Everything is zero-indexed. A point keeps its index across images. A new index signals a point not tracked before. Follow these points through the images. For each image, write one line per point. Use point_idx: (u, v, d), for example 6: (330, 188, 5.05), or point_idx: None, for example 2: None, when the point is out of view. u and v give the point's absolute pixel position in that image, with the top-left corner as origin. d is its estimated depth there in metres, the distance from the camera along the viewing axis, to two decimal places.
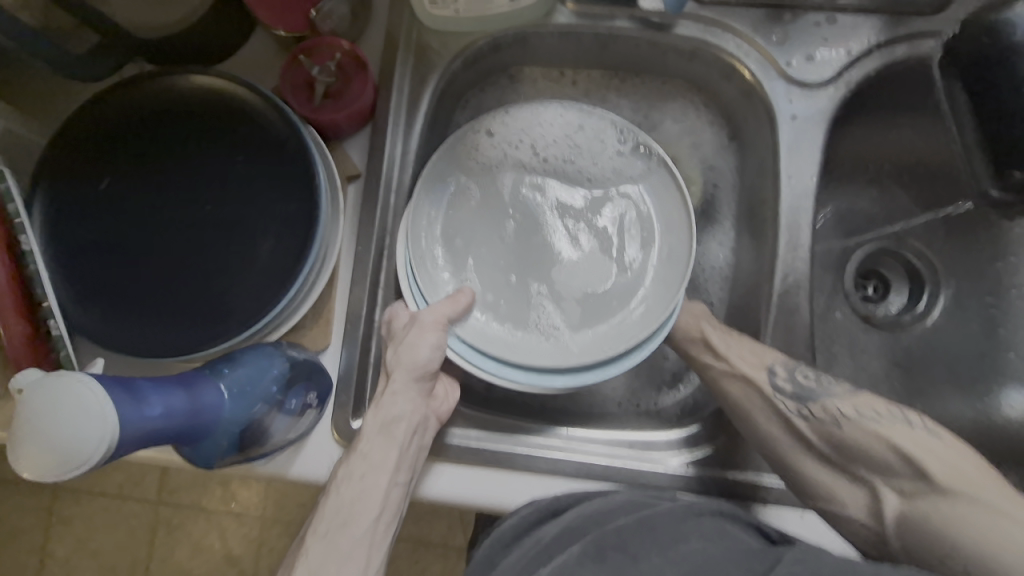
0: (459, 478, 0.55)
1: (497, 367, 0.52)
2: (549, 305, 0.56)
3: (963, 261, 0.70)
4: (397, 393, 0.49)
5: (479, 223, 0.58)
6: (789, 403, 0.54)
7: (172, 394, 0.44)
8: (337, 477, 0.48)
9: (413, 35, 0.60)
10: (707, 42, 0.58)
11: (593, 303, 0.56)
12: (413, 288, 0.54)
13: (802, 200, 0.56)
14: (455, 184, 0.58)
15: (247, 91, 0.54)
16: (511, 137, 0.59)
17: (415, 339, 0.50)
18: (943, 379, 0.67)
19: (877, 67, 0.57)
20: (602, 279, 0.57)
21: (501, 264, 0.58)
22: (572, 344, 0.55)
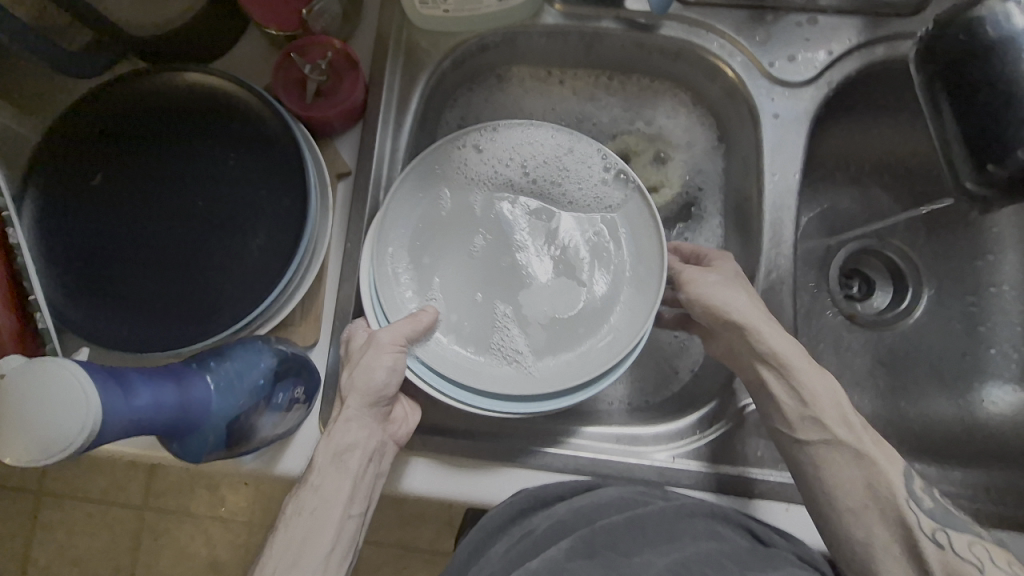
0: (443, 471, 0.56)
1: (453, 392, 0.54)
2: (514, 329, 0.57)
3: (944, 260, 0.72)
4: (352, 419, 0.50)
5: (446, 243, 0.58)
6: (925, 521, 0.48)
7: (161, 386, 0.45)
8: (286, 511, 0.48)
9: (403, 35, 0.61)
10: (692, 43, 0.60)
11: (559, 331, 0.57)
12: (377, 306, 0.55)
13: (785, 198, 0.57)
14: (429, 200, 0.58)
15: (238, 89, 0.55)
16: (498, 153, 0.60)
17: (370, 363, 0.50)
18: (924, 376, 0.69)
19: (857, 67, 0.58)
20: (569, 306, 0.57)
21: (468, 282, 0.58)
22: (535, 370, 0.56)
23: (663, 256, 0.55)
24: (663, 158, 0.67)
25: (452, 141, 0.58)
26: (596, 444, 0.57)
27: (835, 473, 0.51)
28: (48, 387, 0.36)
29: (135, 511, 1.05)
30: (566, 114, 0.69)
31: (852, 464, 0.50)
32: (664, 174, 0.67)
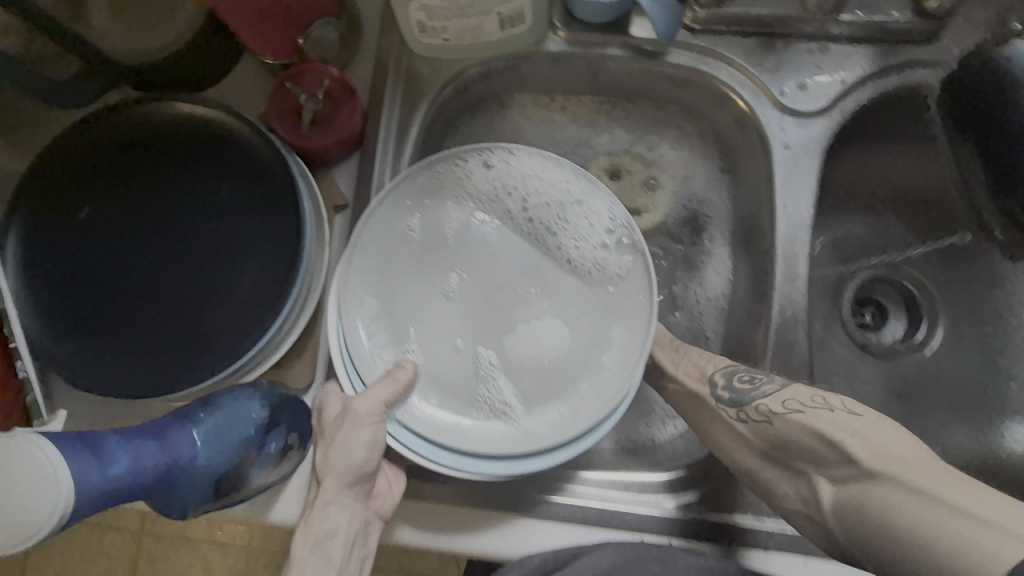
0: (439, 522, 0.54)
1: (428, 452, 0.51)
2: (501, 379, 0.54)
3: (961, 291, 0.69)
4: (329, 503, 0.47)
5: (423, 285, 0.57)
6: (729, 409, 0.53)
7: (142, 445, 0.44)
8: None
9: (402, 63, 0.59)
10: (700, 71, 0.58)
11: (547, 378, 0.54)
12: (349, 366, 0.52)
13: (799, 231, 0.55)
14: (414, 235, 0.57)
15: (230, 118, 0.53)
16: (502, 181, 0.58)
17: (347, 439, 0.48)
18: (942, 411, 0.66)
19: (871, 96, 0.56)
20: (557, 350, 0.55)
21: (455, 323, 0.56)
22: (525, 424, 0.53)
23: (653, 304, 0.54)
24: (653, 185, 0.66)
25: (456, 158, 0.57)
26: (604, 492, 0.55)
27: None
28: (34, 460, 0.36)
29: (129, 540, 1.02)
30: (564, 141, 0.67)
31: None
32: (652, 201, 0.66)
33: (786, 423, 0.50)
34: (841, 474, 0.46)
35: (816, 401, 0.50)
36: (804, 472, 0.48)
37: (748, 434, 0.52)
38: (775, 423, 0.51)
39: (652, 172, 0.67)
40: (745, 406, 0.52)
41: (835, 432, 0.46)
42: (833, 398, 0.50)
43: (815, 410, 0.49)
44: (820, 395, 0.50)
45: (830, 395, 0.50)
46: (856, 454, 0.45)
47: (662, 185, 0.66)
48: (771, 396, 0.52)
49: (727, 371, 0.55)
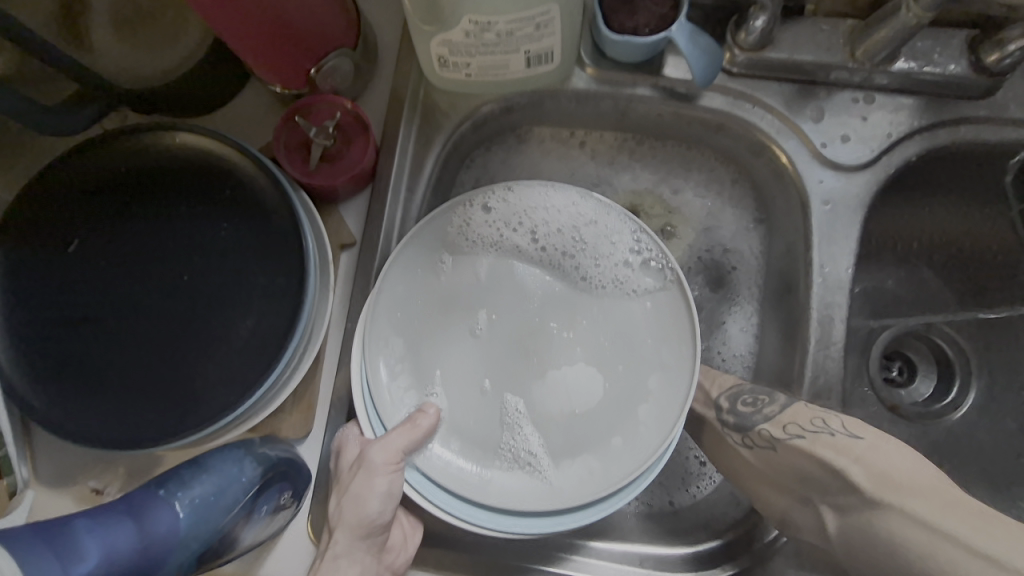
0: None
1: (451, 505, 0.48)
2: (527, 429, 0.51)
3: (998, 354, 0.65)
4: (341, 556, 0.43)
5: (449, 326, 0.53)
6: (733, 434, 0.51)
7: (116, 529, 0.41)
8: None
9: (419, 95, 0.56)
10: (733, 116, 0.55)
11: (577, 429, 0.51)
12: (371, 408, 0.49)
13: (836, 294, 0.52)
14: (435, 273, 0.53)
15: (237, 154, 0.50)
16: (506, 217, 0.54)
17: (361, 490, 0.44)
18: (976, 482, 0.62)
19: (917, 152, 0.53)
20: (588, 401, 0.52)
21: (480, 365, 0.53)
22: (553, 478, 0.49)
23: (694, 356, 0.50)
24: (670, 233, 0.62)
25: (464, 196, 0.53)
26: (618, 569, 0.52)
27: None
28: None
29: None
30: (584, 178, 0.63)
31: None
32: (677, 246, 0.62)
33: (789, 451, 0.46)
34: (844, 502, 0.42)
35: (817, 424, 0.46)
36: (809, 501, 0.44)
37: (754, 460, 0.49)
38: (779, 450, 0.47)
39: (681, 215, 0.62)
40: (748, 431, 0.49)
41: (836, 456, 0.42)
42: (833, 420, 0.46)
43: (816, 433, 0.45)
44: (820, 418, 0.46)
45: (831, 416, 0.46)
46: (855, 479, 0.41)
47: (691, 229, 0.62)
48: (773, 420, 0.48)
49: (732, 394, 0.53)
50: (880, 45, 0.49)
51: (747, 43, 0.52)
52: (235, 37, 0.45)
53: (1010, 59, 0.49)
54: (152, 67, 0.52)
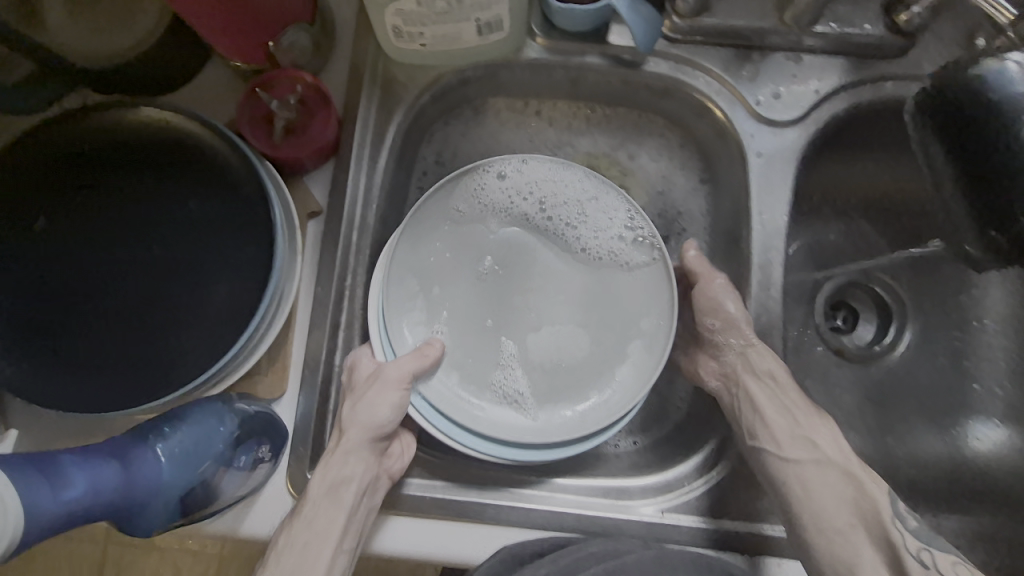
0: (419, 531, 0.53)
1: (451, 431, 0.52)
2: (518, 370, 0.55)
3: (929, 295, 0.71)
4: (351, 452, 0.49)
5: (455, 273, 0.57)
6: (911, 540, 0.46)
7: (100, 468, 0.45)
8: (277, 545, 0.47)
9: (379, 68, 0.58)
10: (678, 80, 0.58)
11: (561, 378, 0.55)
12: (384, 335, 0.53)
13: (774, 240, 0.56)
14: (445, 226, 0.57)
15: (200, 127, 0.51)
16: (521, 187, 0.58)
17: (375, 397, 0.49)
18: (915, 414, 0.68)
19: (844, 107, 0.57)
20: (571, 355, 0.56)
21: (477, 307, 0.57)
22: (536, 416, 0.54)
23: (672, 329, 0.53)
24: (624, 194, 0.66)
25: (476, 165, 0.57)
26: (584, 499, 0.54)
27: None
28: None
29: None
30: (544, 144, 0.66)
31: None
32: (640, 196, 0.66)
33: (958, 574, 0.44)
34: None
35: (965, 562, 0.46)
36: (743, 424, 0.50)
37: (892, 534, 0.47)
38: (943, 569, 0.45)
39: (636, 176, 0.66)
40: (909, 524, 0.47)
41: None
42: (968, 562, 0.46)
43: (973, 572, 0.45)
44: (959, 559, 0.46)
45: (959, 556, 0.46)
46: None
47: (645, 192, 0.66)
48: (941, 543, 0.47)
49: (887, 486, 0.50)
50: (806, 8, 0.54)
51: (686, 10, 0.56)
52: (196, 11, 0.47)
53: (917, 20, 0.54)
54: (118, 40, 0.52)
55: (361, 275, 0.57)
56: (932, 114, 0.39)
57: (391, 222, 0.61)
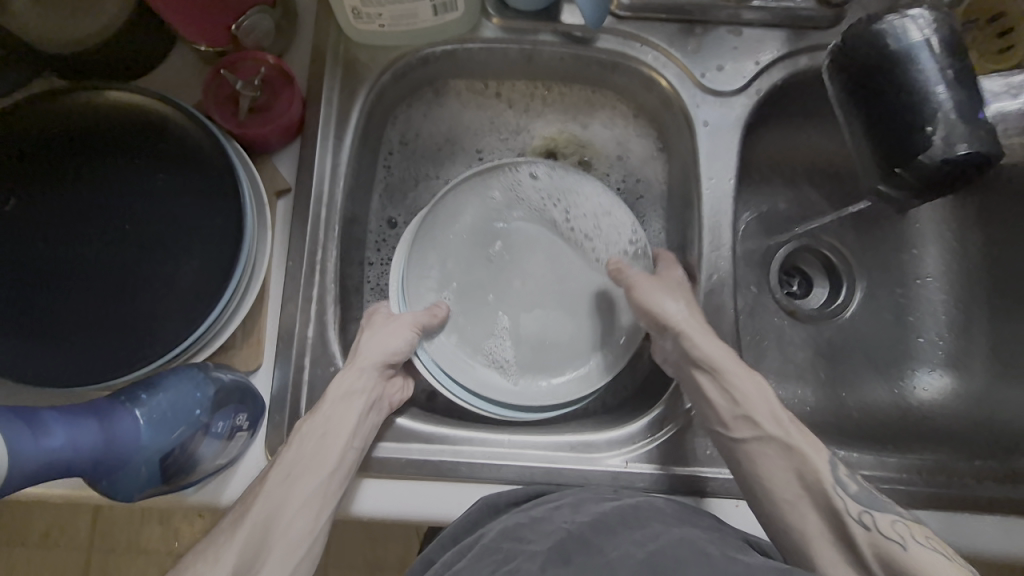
0: (395, 492, 0.55)
1: (449, 384, 0.58)
2: (507, 341, 0.61)
3: (874, 254, 0.75)
4: (363, 371, 0.54)
5: (466, 248, 0.62)
6: (852, 504, 0.46)
7: (81, 424, 0.46)
8: (300, 430, 0.51)
9: (340, 49, 0.60)
10: (626, 55, 0.61)
11: (541, 354, 0.61)
12: (400, 290, 0.60)
13: (722, 202, 0.59)
14: (468, 207, 0.62)
15: (168, 108, 0.53)
16: (550, 191, 0.63)
17: (392, 331, 0.56)
18: (866, 368, 0.71)
19: (782, 76, 0.61)
20: (555, 336, 0.61)
21: (479, 281, 0.62)
22: (517, 382, 0.60)
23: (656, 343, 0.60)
24: (587, 164, 0.70)
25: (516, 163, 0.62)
26: (551, 453, 0.56)
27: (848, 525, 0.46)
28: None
29: (84, 532, 0.97)
30: (504, 125, 0.70)
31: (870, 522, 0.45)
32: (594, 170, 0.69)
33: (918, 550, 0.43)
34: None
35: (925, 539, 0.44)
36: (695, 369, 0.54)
37: (834, 500, 0.47)
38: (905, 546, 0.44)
39: (594, 148, 0.70)
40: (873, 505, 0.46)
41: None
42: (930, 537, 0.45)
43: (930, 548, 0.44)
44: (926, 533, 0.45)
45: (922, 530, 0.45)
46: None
47: (604, 162, 0.69)
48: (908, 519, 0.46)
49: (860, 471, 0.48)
50: None
51: None
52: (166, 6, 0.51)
53: None
54: (87, 27, 0.53)
55: (330, 249, 0.58)
56: (846, 76, 0.46)
57: (358, 200, 0.63)
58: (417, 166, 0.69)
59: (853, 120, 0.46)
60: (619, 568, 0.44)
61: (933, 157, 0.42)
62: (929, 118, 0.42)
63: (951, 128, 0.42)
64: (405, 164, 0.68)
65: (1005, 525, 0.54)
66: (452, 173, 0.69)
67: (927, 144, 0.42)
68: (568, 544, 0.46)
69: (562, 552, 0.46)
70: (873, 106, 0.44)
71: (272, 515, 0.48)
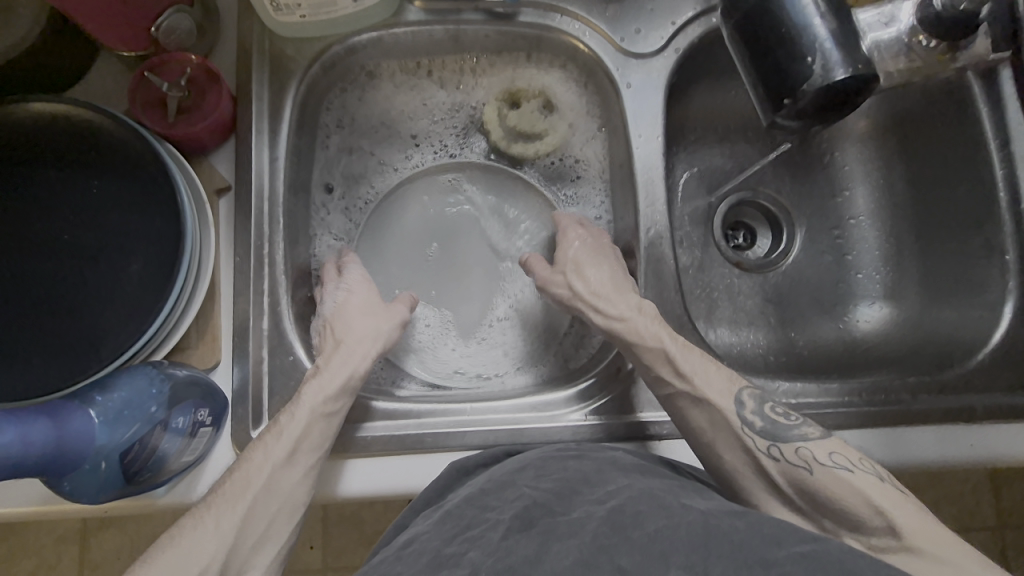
0: (378, 470, 0.57)
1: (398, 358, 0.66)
2: (445, 335, 0.67)
3: (809, 197, 0.78)
4: (353, 353, 0.56)
5: (418, 249, 0.70)
6: (760, 440, 0.51)
7: (32, 422, 0.44)
8: (291, 405, 0.53)
9: (265, 46, 0.61)
10: (548, 27, 0.65)
11: (471, 351, 0.67)
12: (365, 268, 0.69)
13: (653, 159, 0.63)
14: (436, 217, 0.71)
15: (93, 114, 0.53)
16: (512, 234, 0.71)
17: (377, 323, 0.59)
18: (811, 308, 0.75)
19: (700, 34, 0.65)
20: (488, 340, 0.68)
21: (426, 278, 0.69)
22: (449, 369, 0.66)
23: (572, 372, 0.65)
24: (549, 109, 0.70)
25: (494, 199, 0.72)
26: (513, 415, 0.58)
27: (761, 459, 0.51)
28: None
29: (72, 567, 0.95)
30: (438, 106, 0.72)
31: (778, 454, 0.50)
32: (551, 123, 0.70)
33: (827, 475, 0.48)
34: (879, 543, 0.45)
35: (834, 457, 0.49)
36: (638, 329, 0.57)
37: (743, 438, 0.51)
38: (813, 472, 0.48)
39: (557, 100, 0.71)
40: (779, 440, 0.50)
41: (852, 498, 0.46)
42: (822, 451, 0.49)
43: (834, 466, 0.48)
44: (834, 450, 0.49)
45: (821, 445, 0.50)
46: (880, 505, 0.45)
47: (564, 113, 0.71)
48: (812, 440, 0.50)
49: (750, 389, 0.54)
50: None
51: None
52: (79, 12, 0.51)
53: None
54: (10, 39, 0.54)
55: (277, 243, 0.59)
56: (742, 23, 0.53)
57: (300, 192, 0.64)
58: (358, 158, 0.70)
59: (747, 62, 0.54)
60: (581, 524, 0.45)
61: (814, 84, 0.50)
62: (806, 51, 0.50)
63: (826, 57, 0.49)
64: (347, 151, 0.69)
65: (937, 436, 0.59)
66: (391, 160, 0.71)
67: (808, 73, 0.50)
68: (533, 510, 0.47)
69: (526, 518, 0.46)
70: (759, 45, 0.52)
71: (269, 484, 0.50)
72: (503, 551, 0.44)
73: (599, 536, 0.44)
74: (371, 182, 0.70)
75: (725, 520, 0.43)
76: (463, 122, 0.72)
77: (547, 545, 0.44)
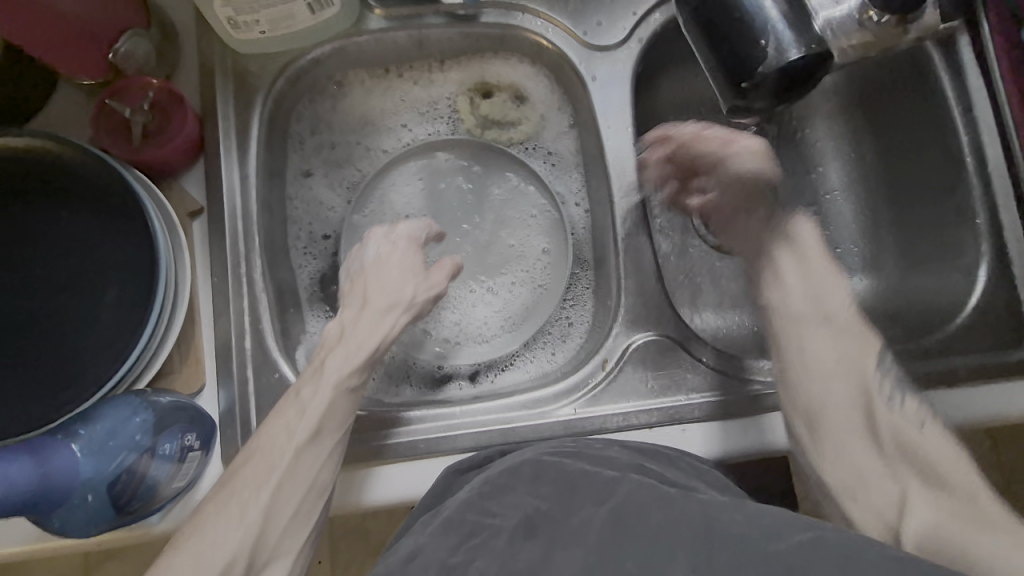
0: (411, 474, 0.56)
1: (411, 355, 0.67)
2: (446, 315, 0.69)
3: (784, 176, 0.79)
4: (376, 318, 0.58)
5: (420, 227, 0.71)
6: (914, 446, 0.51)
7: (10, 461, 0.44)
8: (300, 382, 0.54)
9: (228, 62, 0.61)
10: (510, 26, 0.65)
11: (481, 345, 0.68)
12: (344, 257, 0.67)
13: (625, 161, 0.64)
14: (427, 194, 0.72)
15: (53, 145, 0.52)
16: (501, 210, 0.71)
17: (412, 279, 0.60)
18: None
19: (662, 22, 0.65)
20: (496, 329, 0.69)
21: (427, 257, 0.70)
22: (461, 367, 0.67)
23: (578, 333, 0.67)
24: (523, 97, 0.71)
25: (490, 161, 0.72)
26: (504, 415, 0.58)
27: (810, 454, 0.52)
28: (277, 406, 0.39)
29: None
30: (416, 101, 0.72)
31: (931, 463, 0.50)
32: (522, 112, 0.71)
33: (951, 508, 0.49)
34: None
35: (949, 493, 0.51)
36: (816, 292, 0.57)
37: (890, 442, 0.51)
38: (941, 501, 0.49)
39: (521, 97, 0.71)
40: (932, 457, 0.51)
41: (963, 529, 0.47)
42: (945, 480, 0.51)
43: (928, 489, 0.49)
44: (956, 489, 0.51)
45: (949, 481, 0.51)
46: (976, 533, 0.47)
47: (530, 109, 0.71)
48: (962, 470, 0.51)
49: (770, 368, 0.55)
50: None
51: None
52: (18, 24, 0.49)
53: None
54: None
55: (255, 261, 0.59)
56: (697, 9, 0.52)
57: (274, 207, 0.64)
58: (343, 146, 0.70)
59: (701, 45, 0.53)
60: (585, 531, 0.44)
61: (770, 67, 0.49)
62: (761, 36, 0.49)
63: (779, 38, 0.49)
64: (327, 145, 0.70)
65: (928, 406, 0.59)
66: (378, 144, 0.72)
67: (763, 56, 0.49)
68: (535, 517, 0.47)
69: (529, 525, 0.46)
70: (712, 33, 0.51)
71: (286, 475, 0.50)
72: (508, 560, 0.44)
73: (604, 539, 0.44)
74: (357, 165, 0.71)
75: (725, 511, 0.43)
76: (444, 113, 0.72)
77: (551, 551, 0.44)
